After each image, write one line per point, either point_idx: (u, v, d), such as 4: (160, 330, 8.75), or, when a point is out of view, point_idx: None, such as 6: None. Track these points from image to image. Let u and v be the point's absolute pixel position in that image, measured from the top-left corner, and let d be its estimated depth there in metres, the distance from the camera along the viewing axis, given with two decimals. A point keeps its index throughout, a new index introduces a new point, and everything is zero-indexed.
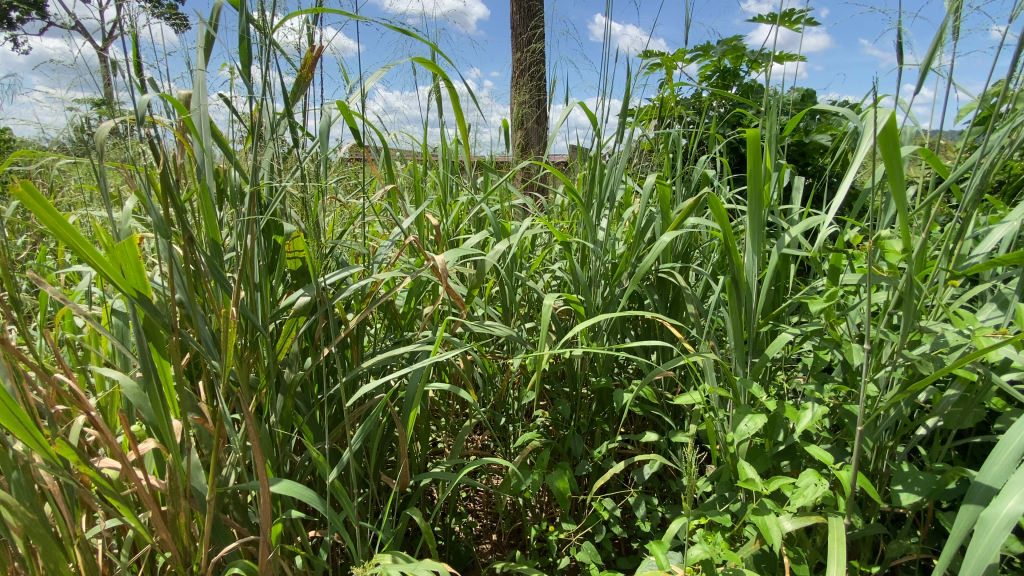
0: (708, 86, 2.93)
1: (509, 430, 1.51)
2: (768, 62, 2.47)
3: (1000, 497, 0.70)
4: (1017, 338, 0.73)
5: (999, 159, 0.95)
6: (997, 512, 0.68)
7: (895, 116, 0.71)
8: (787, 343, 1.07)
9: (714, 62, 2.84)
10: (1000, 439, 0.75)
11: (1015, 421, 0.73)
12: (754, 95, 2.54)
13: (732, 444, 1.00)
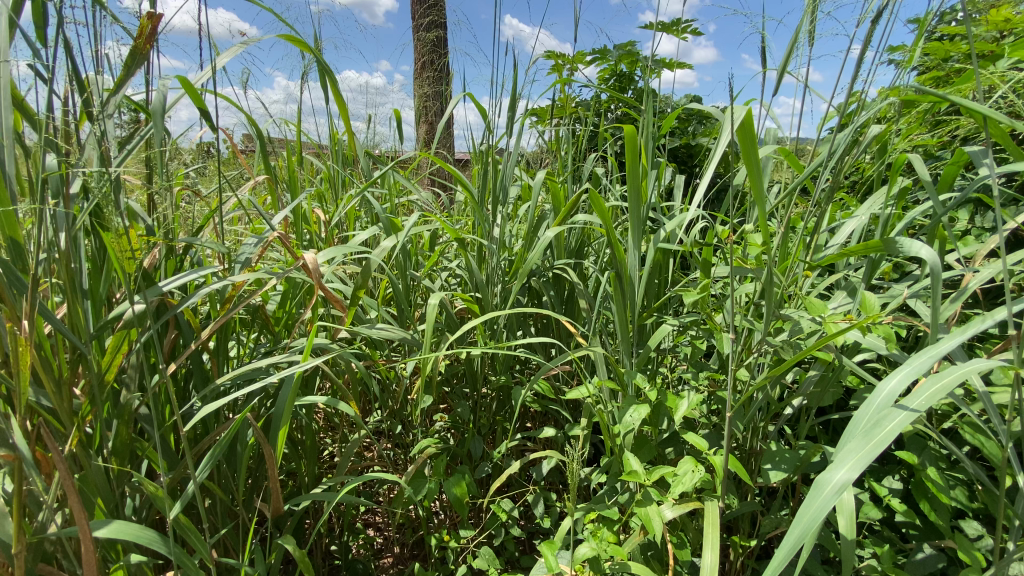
0: (606, 89, 3.03)
1: (406, 437, 1.43)
2: (658, 67, 2.60)
3: (831, 466, 0.67)
4: (861, 323, 0.78)
5: (844, 159, 1.04)
6: (822, 483, 0.67)
7: (751, 115, 0.73)
8: (668, 334, 1.10)
9: (611, 65, 2.93)
10: (850, 422, 0.74)
11: (863, 403, 0.73)
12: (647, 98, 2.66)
13: (619, 436, 1.02)
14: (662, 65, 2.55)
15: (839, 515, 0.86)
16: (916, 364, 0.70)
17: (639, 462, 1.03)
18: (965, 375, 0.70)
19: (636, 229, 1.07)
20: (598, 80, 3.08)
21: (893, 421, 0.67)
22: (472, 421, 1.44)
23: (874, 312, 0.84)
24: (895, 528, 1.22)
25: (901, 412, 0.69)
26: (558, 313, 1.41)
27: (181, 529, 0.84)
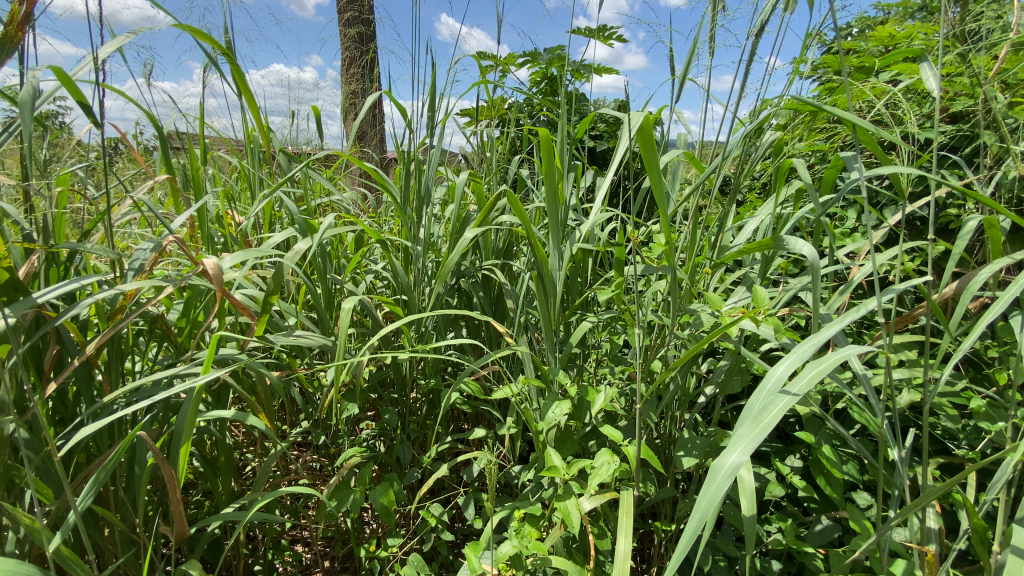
0: (540, 92, 3.08)
1: (331, 447, 1.38)
2: (588, 72, 2.67)
3: (725, 450, 0.72)
4: (752, 316, 0.84)
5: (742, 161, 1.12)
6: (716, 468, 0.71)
7: (649, 120, 0.76)
8: (588, 331, 1.13)
9: (542, 69, 2.99)
10: (742, 406, 0.79)
11: (754, 389, 0.78)
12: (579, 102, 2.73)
13: (542, 433, 1.04)
14: (593, 70, 2.62)
15: (741, 496, 0.92)
16: (800, 351, 0.74)
17: (562, 457, 1.06)
18: (840, 360, 0.76)
19: (554, 230, 1.10)
20: (530, 83, 3.13)
21: (778, 407, 0.72)
22: (401, 427, 1.42)
23: (765, 305, 0.89)
24: (798, 503, 1.32)
25: (784, 397, 0.75)
26: (487, 314, 1.41)
27: (63, 563, 0.77)
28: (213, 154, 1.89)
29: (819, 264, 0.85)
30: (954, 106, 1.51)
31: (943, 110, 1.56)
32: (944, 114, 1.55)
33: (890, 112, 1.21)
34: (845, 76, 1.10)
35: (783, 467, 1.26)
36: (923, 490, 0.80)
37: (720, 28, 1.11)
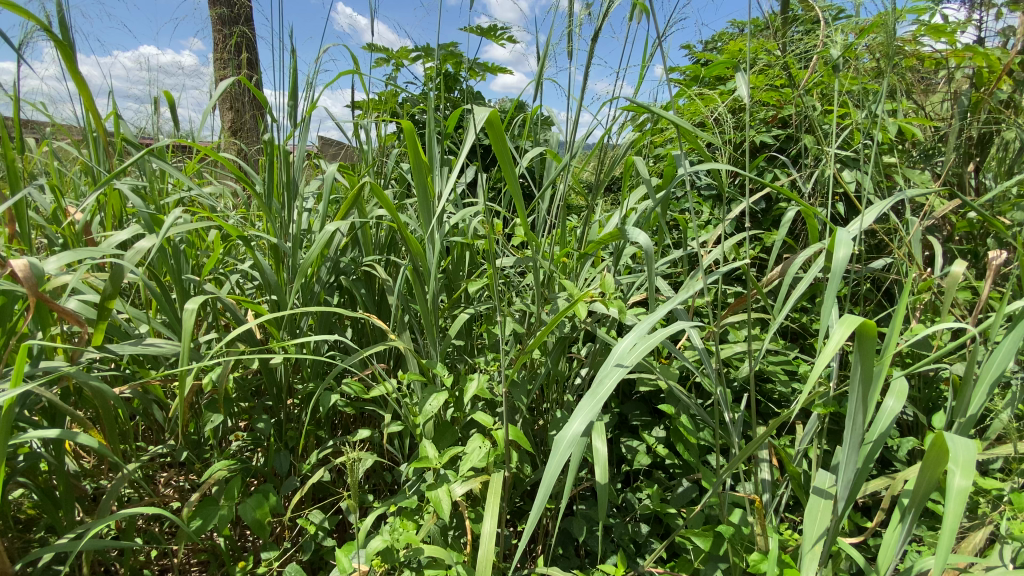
0: (435, 89, 3.05)
1: (198, 463, 1.28)
2: (481, 70, 2.69)
3: (568, 422, 0.78)
4: (596, 299, 0.90)
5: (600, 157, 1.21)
6: (558, 447, 0.78)
7: (496, 116, 0.80)
8: (463, 322, 1.15)
9: (435, 65, 2.96)
10: (591, 382, 0.85)
11: (600, 366, 0.84)
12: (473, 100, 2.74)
13: (418, 426, 1.04)
14: (486, 69, 2.65)
15: (597, 465, 0.98)
16: (636, 330, 0.82)
17: (441, 448, 1.07)
18: (669, 336, 0.85)
19: (425, 223, 1.10)
20: (424, 79, 3.09)
21: (612, 380, 0.79)
22: (279, 433, 1.35)
23: (610, 288, 0.97)
24: (665, 470, 1.46)
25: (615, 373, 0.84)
26: (370, 312, 1.37)
27: None
28: (47, 144, 1.66)
29: (652, 252, 0.96)
30: (785, 113, 1.74)
31: (778, 117, 1.78)
32: (781, 120, 1.78)
33: (726, 117, 1.37)
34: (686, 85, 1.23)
35: (650, 438, 1.39)
36: (744, 444, 0.91)
37: (575, 32, 1.19)
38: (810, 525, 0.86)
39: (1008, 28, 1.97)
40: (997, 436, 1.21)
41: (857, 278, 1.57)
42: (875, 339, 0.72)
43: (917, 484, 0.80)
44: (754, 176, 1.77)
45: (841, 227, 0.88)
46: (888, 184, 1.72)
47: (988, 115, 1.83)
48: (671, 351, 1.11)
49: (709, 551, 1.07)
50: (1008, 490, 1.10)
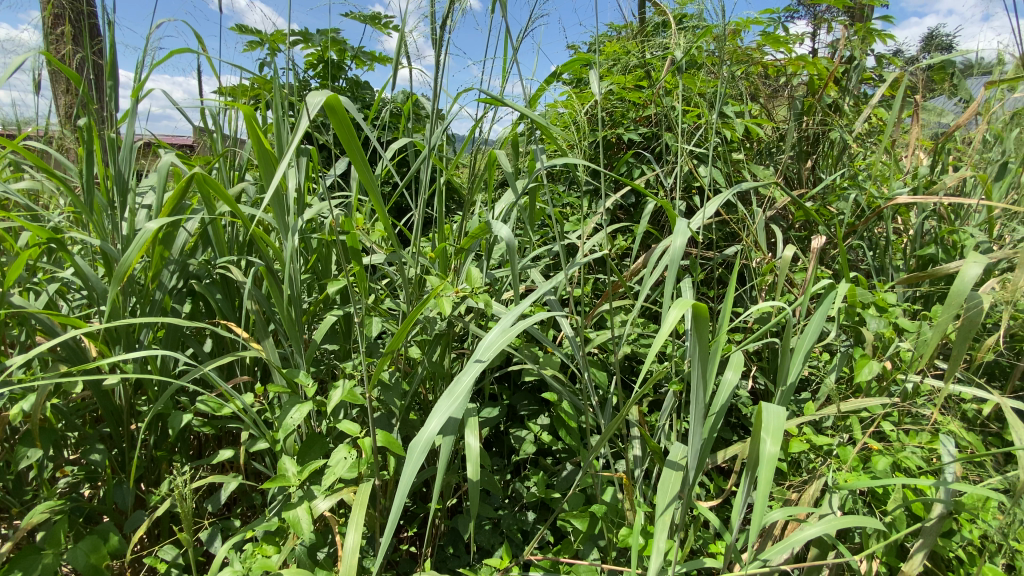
0: (317, 76, 2.87)
1: (17, 507, 1.09)
2: (364, 59, 2.57)
3: (426, 422, 0.77)
4: (449, 291, 0.87)
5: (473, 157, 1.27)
6: (416, 446, 0.77)
7: (336, 100, 0.74)
8: (331, 324, 1.09)
9: (316, 51, 2.77)
10: (454, 380, 0.84)
11: (463, 364, 0.85)
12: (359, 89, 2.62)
13: (279, 440, 0.96)
14: (369, 57, 2.53)
15: (468, 463, 0.96)
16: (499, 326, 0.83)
17: (307, 461, 1.00)
18: (528, 327, 0.86)
19: (279, 219, 1.02)
20: (304, 66, 2.90)
21: (467, 376, 0.81)
22: (124, 462, 1.19)
23: (477, 283, 0.99)
24: (552, 456, 1.50)
25: (472, 367, 0.84)
26: (227, 319, 1.25)
27: None
28: None
29: (514, 246, 0.98)
30: (651, 112, 1.85)
31: (646, 116, 1.90)
32: (648, 118, 1.89)
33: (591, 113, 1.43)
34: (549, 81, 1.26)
35: (535, 427, 1.42)
36: (607, 424, 0.96)
37: (436, 20, 1.16)
38: (663, 496, 0.92)
39: (832, 43, 2.26)
40: (826, 398, 1.38)
41: (716, 264, 1.73)
42: (707, 317, 0.81)
43: (749, 446, 0.90)
44: (627, 171, 1.88)
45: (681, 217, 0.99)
46: (740, 178, 1.90)
47: (819, 117, 2.10)
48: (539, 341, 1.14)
49: (585, 531, 1.12)
50: (833, 444, 1.26)
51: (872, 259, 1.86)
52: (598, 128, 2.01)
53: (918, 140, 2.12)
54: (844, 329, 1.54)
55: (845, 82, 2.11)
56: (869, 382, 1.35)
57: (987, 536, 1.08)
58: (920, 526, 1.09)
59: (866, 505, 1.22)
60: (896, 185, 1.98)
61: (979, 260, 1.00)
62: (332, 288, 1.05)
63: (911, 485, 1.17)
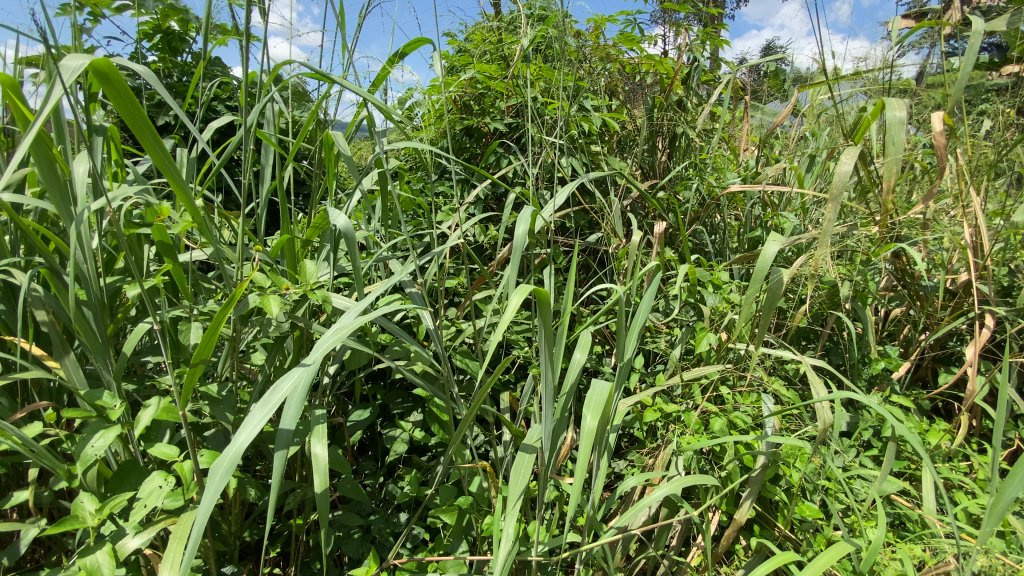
0: (153, 48, 2.49)
1: None
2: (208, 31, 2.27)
3: (240, 434, 0.72)
4: (252, 283, 0.77)
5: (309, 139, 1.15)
6: (234, 460, 0.70)
7: (103, 61, 0.68)
8: (145, 331, 0.95)
9: (150, 19, 2.40)
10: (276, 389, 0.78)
11: (286, 371, 0.79)
12: (206, 66, 2.32)
13: (79, 474, 0.83)
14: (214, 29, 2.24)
15: (314, 474, 0.91)
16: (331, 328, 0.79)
17: (121, 493, 0.88)
18: (358, 323, 0.82)
19: (61, 209, 0.87)
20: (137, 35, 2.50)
21: (287, 383, 0.76)
22: None
23: (309, 277, 0.92)
24: (426, 453, 1.47)
25: (303, 371, 0.79)
26: (14, 335, 1.04)
27: None
28: None
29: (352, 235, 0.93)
30: (513, 102, 1.87)
31: (511, 106, 1.93)
32: (509, 109, 1.91)
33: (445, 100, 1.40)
34: (393, 64, 1.20)
35: (406, 425, 1.36)
36: (465, 412, 0.97)
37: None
38: (516, 479, 0.93)
39: (677, 46, 2.47)
40: (673, 370, 1.52)
41: (579, 251, 1.81)
42: (549, 300, 0.86)
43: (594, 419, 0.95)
44: (494, 161, 1.90)
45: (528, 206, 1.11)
46: (599, 169, 2.01)
47: (668, 114, 2.28)
48: (395, 332, 1.09)
49: (453, 524, 1.10)
50: (678, 411, 1.38)
51: (713, 242, 2.07)
52: (465, 117, 2.00)
53: (747, 136, 2.40)
54: (689, 307, 1.70)
55: (689, 82, 2.31)
56: (709, 352, 1.50)
57: (801, 479, 1.25)
58: (748, 475, 1.23)
59: (708, 464, 1.35)
60: (732, 176, 2.22)
61: (775, 240, 1.20)
62: (132, 290, 0.95)
63: (742, 442, 1.32)
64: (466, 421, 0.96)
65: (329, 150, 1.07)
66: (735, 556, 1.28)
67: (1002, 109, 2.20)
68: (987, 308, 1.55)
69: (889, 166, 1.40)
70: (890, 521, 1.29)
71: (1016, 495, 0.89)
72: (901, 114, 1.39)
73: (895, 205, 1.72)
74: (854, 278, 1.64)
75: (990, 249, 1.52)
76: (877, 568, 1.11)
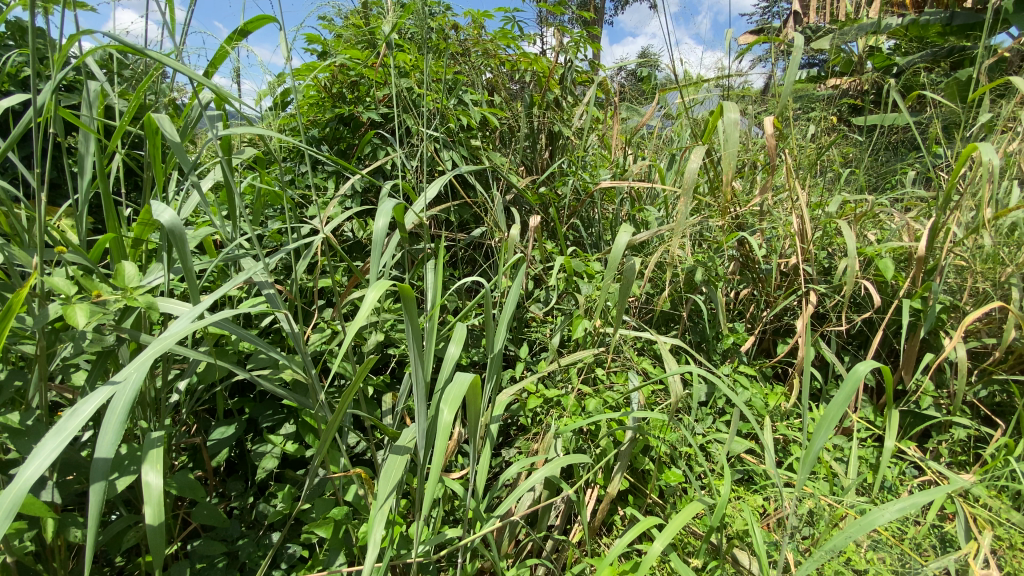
0: None
1: None
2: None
3: (27, 466, 0.65)
4: (36, 294, 0.67)
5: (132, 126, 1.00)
6: (19, 493, 0.64)
7: None
8: None
9: None
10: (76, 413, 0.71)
11: (88, 392, 0.72)
12: (16, 37, 1.95)
13: None
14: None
15: (146, 506, 0.84)
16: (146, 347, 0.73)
17: None
18: (176, 336, 0.75)
19: None
20: None
21: (87, 406, 0.69)
22: None
23: (125, 284, 0.81)
24: (303, 464, 1.38)
25: (111, 390, 0.73)
26: None
27: None
28: None
29: (183, 232, 0.84)
30: (386, 92, 1.81)
31: (385, 95, 1.86)
32: (384, 99, 1.85)
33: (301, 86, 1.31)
34: (230, 44, 1.08)
35: (275, 438, 1.26)
36: (331, 418, 0.91)
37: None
38: (386, 482, 0.90)
39: (553, 46, 2.56)
40: (553, 357, 1.57)
41: (462, 245, 1.81)
42: (413, 296, 0.84)
43: (467, 410, 0.94)
44: (369, 152, 1.82)
45: (388, 199, 1.11)
46: (479, 163, 2.02)
47: (545, 111, 2.36)
48: (250, 342, 0.99)
49: (329, 537, 1.04)
50: (557, 396, 1.44)
51: (589, 235, 2.19)
52: (338, 105, 1.90)
53: (619, 135, 2.56)
54: (567, 297, 1.77)
55: (564, 81, 2.40)
56: (584, 338, 1.59)
57: (666, 449, 1.37)
58: (619, 450, 1.32)
59: (586, 443, 1.42)
60: (605, 173, 2.35)
61: (625, 232, 1.39)
62: None
63: (615, 419, 1.41)
64: (331, 427, 0.91)
65: (155, 135, 0.95)
66: (613, 527, 1.37)
67: (822, 116, 2.56)
68: (811, 286, 1.80)
69: (727, 162, 1.58)
70: (740, 477, 1.46)
71: (821, 444, 1.04)
72: (734, 117, 1.57)
73: (738, 198, 1.94)
74: (706, 264, 1.83)
75: (811, 235, 1.77)
76: (727, 520, 1.25)
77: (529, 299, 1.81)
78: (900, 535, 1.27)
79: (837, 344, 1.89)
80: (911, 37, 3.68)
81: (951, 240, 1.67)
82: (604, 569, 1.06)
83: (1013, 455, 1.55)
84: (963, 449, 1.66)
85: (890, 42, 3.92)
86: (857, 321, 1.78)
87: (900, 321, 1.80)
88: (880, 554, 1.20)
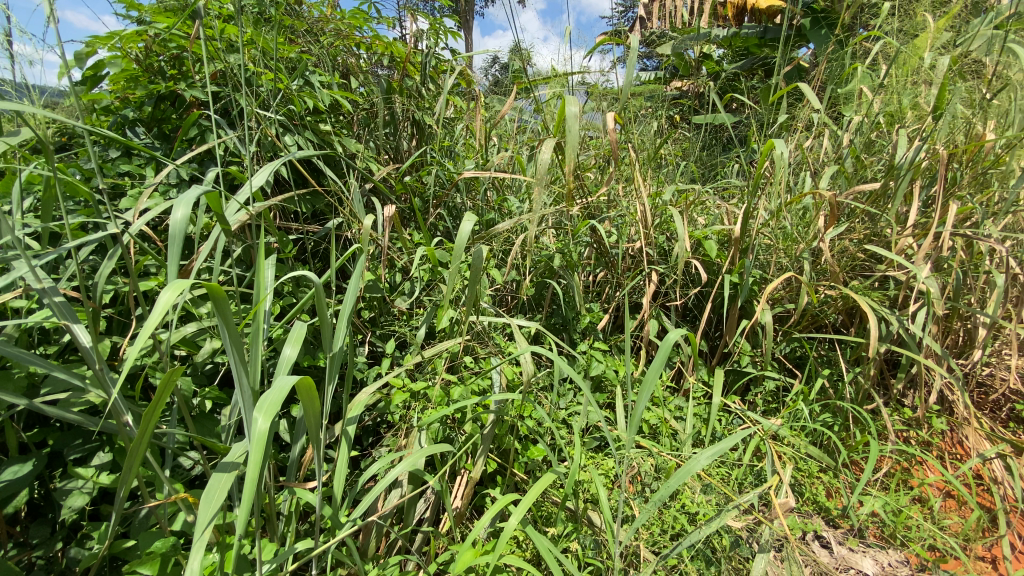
0: None
1: None
2: None
3: None
4: None
5: None
6: None
7: None
8: None
9: None
10: None
11: None
12: None
13: None
14: None
15: None
16: None
17: None
18: None
19: None
20: None
21: None
22: None
23: None
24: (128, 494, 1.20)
25: None
26: None
27: None
28: None
29: None
30: (212, 69, 1.61)
31: (212, 73, 1.65)
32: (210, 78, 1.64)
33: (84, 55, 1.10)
34: None
35: (83, 471, 1.07)
36: (136, 441, 0.80)
37: None
38: (207, 507, 0.81)
39: (411, 32, 2.49)
40: (417, 351, 1.55)
41: (314, 238, 1.70)
42: (225, 295, 0.76)
43: (301, 415, 0.88)
44: (196, 135, 1.61)
45: (197, 186, 1.01)
46: (331, 150, 1.90)
47: (404, 99, 2.29)
48: (28, 364, 0.82)
49: (155, 572, 0.93)
50: (422, 388, 1.42)
51: (455, 224, 2.18)
52: (155, 81, 1.65)
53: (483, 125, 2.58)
54: (430, 287, 1.76)
55: (423, 68, 2.35)
56: (447, 329, 1.58)
57: (526, 428, 1.42)
58: (481, 434, 1.35)
59: (452, 431, 1.43)
60: (469, 163, 2.36)
61: (469, 219, 1.40)
62: None
63: (479, 405, 1.43)
64: (136, 449, 0.80)
65: None
66: (482, 508, 1.40)
67: (664, 113, 2.82)
68: (653, 267, 1.99)
69: (572, 153, 1.66)
70: (598, 445, 1.58)
71: (645, 403, 1.16)
72: (576, 110, 1.66)
73: (589, 188, 2.08)
74: (563, 250, 1.93)
75: (651, 220, 1.95)
76: (582, 486, 1.35)
77: (393, 291, 1.76)
78: (724, 477, 1.48)
79: (678, 317, 2.13)
80: (734, 47, 4.20)
81: (758, 222, 1.95)
82: (465, 552, 1.08)
83: (808, 399, 1.87)
84: (773, 398, 1.97)
85: (719, 50, 4.45)
86: (691, 296, 2.01)
87: (724, 294, 2.08)
88: (708, 496, 1.38)
